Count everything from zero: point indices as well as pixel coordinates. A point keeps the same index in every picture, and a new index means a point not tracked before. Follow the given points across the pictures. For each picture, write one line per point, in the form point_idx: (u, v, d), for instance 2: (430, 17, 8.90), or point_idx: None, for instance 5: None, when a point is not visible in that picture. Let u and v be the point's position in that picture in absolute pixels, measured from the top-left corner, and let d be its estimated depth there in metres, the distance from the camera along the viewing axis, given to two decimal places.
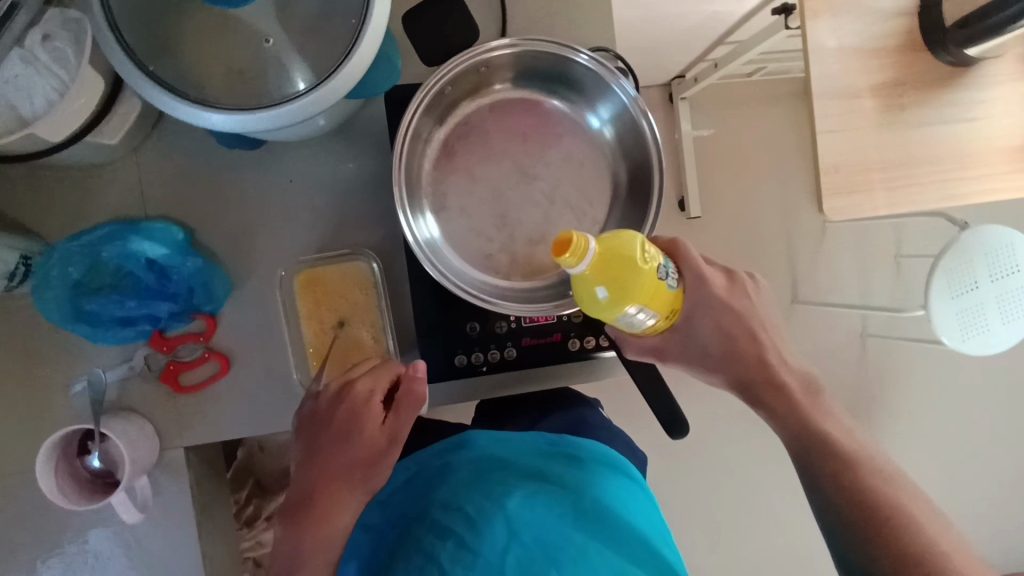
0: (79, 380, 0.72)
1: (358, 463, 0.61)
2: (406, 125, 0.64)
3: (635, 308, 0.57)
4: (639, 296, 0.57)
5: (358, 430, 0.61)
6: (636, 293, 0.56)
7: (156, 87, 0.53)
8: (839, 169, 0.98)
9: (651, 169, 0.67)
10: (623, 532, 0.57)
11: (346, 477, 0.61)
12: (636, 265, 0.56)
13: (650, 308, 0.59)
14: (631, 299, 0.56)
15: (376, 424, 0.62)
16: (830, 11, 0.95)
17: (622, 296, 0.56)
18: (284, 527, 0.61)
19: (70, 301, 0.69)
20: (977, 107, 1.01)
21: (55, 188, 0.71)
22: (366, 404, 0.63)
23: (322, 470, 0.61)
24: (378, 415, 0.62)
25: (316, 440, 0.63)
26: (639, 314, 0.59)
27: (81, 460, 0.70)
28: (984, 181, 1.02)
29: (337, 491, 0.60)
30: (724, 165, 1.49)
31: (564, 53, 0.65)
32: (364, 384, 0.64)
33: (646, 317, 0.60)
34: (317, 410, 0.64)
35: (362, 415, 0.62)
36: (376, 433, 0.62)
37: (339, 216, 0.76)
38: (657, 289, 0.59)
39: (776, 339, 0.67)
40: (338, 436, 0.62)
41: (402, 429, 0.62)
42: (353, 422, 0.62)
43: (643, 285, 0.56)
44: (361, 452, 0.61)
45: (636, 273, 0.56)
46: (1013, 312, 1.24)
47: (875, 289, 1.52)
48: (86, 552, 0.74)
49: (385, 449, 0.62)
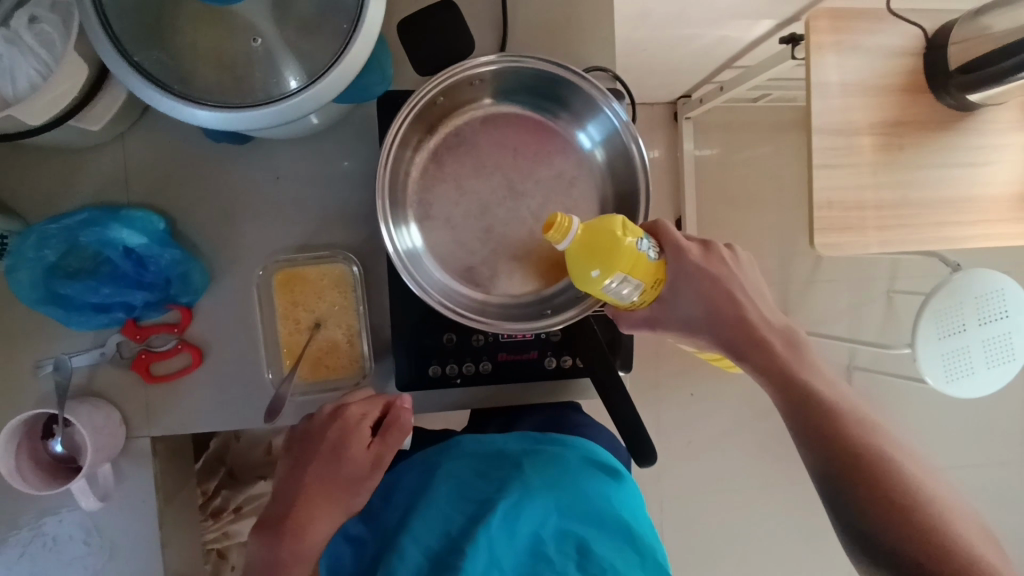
0: (48, 362, 0.72)
1: (342, 484, 0.61)
2: (393, 135, 0.64)
3: (621, 276, 0.59)
4: (623, 264, 0.58)
5: (347, 451, 0.62)
6: (621, 265, 0.58)
7: (140, 78, 0.53)
8: (833, 204, 0.98)
9: (638, 195, 0.67)
10: (602, 526, 0.62)
11: (326, 497, 0.61)
12: (615, 236, 0.58)
13: (639, 278, 0.60)
14: (615, 267, 0.58)
15: (364, 447, 0.62)
16: (835, 46, 0.95)
17: (607, 265, 0.58)
18: (259, 540, 0.60)
19: (44, 283, 0.68)
20: (979, 150, 1.00)
21: (40, 168, 0.71)
22: (357, 426, 0.63)
23: (305, 487, 0.61)
24: (366, 439, 0.63)
25: (303, 456, 0.63)
26: (629, 285, 0.60)
27: (44, 443, 0.70)
28: (978, 227, 1.02)
29: (317, 509, 0.60)
30: (723, 187, 1.49)
31: (558, 73, 0.65)
32: (356, 406, 0.64)
33: (637, 288, 0.61)
34: (309, 428, 0.64)
35: (352, 437, 0.62)
36: (362, 456, 0.62)
37: (324, 217, 0.76)
38: (645, 259, 0.60)
39: (759, 333, 0.62)
40: (326, 455, 0.62)
41: (387, 455, 0.63)
42: (342, 443, 0.62)
43: (627, 255, 0.58)
44: (346, 472, 0.61)
45: (616, 243, 0.58)
46: (998, 358, 1.24)
47: (865, 323, 1.53)
48: (45, 534, 0.73)
49: (368, 473, 0.62)
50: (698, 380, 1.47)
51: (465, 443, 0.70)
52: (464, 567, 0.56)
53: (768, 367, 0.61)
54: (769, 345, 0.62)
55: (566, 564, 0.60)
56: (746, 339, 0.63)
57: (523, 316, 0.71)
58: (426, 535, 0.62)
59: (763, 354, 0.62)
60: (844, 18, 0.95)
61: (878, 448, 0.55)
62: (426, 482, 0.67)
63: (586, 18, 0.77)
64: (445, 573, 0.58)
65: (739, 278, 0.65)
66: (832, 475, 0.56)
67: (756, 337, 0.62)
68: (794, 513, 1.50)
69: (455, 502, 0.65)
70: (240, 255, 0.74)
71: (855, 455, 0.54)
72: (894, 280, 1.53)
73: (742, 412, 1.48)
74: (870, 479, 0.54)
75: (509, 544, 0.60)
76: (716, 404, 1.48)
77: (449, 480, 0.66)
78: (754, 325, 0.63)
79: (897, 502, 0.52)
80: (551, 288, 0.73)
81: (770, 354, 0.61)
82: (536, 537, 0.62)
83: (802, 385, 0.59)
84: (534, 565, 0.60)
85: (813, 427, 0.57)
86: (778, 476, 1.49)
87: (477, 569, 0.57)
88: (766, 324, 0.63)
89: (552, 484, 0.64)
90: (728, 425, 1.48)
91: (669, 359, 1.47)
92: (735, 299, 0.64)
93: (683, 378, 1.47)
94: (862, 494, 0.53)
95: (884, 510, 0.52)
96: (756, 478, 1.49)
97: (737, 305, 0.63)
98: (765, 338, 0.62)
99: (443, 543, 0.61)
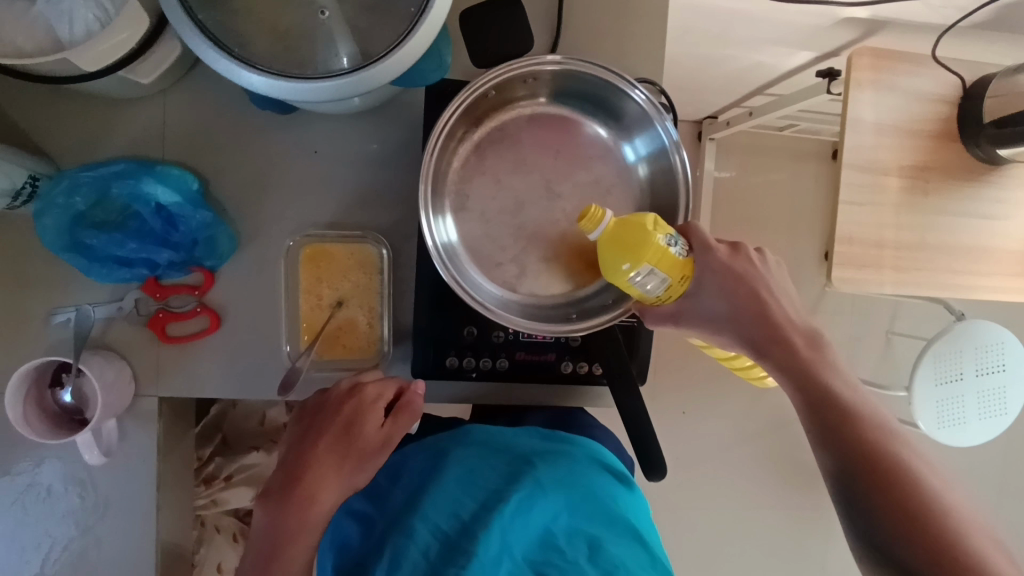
0: (65, 310, 0.71)
1: (351, 460, 0.61)
2: (443, 123, 0.64)
3: (646, 269, 0.59)
4: (650, 257, 0.59)
5: (360, 428, 0.62)
6: (647, 258, 0.59)
7: (201, 36, 0.52)
8: (854, 241, 0.99)
9: (678, 208, 0.68)
10: (612, 524, 0.63)
11: (334, 470, 0.60)
12: (645, 229, 0.59)
13: (666, 272, 0.60)
14: (641, 259, 0.59)
15: (375, 426, 0.62)
16: (874, 85, 0.96)
17: (633, 258, 0.59)
18: (265, 507, 0.59)
19: (69, 231, 0.68)
20: (1000, 204, 1.02)
21: (78, 114, 0.70)
22: (372, 405, 0.63)
23: (315, 459, 0.60)
24: (379, 418, 0.63)
25: (316, 429, 0.62)
26: (655, 279, 0.60)
27: (52, 392, 0.69)
28: (990, 279, 1.03)
29: (324, 482, 0.60)
30: (738, 211, 1.50)
31: (619, 84, 0.65)
32: (372, 386, 0.64)
33: (664, 283, 0.61)
34: (323, 402, 0.64)
35: (366, 415, 0.62)
36: (373, 435, 0.62)
37: (357, 195, 0.75)
38: (674, 256, 0.60)
39: (780, 335, 0.63)
40: (339, 430, 0.62)
41: (398, 435, 0.63)
42: (356, 420, 0.62)
43: (654, 249, 0.59)
44: (356, 449, 0.61)
45: (644, 237, 0.59)
46: (991, 409, 1.25)
47: (862, 361, 1.54)
48: (39, 484, 0.73)
49: (377, 450, 0.62)
50: (692, 398, 1.48)
51: (475, 434, 0.71)
52: (476, 551, 0.58)
53: (787, 370, 0.62)
54: (789, 345, 0.62)
55: (577, 554, 0.61)
56: (767, 341, 0.63)
57: (548, 318, 0.71)
58: (437, 517, 0.62)
59: (781, 355, 0.62)
60: (885, 58, 0.96)
61: (897, 458, 0.55)
62: (436, 466, 0.68)
63: (639, 29, 0.77)
64: (457, 558, 0.58)
65: (768, 283, 0.65)
66: (848, 481, 0.56)
67: (777, 342, 0.62)
68: (773, 542, 1.51)
69: (467, 488, 0.65)
70: (269, 224, 0.74)
71: (869, 461, 0.55)
72: (894, 321, 1.55)
73: (733, 436, 1.49)
74: (882, 489, 0.54)
75: (521, 531, 0.61)
76: (707, 425, 1.49)
77: (459, 467, 0.67)
78: (779, 332, 0.63)
79: (908, 509, 0.53)
80: (578, 292, 0.73)
81: (789, 358, 0.62)
82: (547, 528, 0.62)
83: (819, 389, 0.60)
84: (545, 554, 0.61)
85: (830, 431, 0.58)
86: (761, 502, 1.50)
87: (488, 554, 0.58)
88: (789, 324, 0.63)
89: (563, 481, 0.65)
90: (717, 447, 1.49)
91: (666, 375, 1.48)
92: (763, 312, 0.64)
93: (678, 396, 1.48)
94: (875, 501, 0.54)
95: (893, 519, 0.53)
96: (740, 502, 1.50)
97: (765, 312, 0.64)
98: (787, 338, 0.62)
99: (455, 527, 0.62)
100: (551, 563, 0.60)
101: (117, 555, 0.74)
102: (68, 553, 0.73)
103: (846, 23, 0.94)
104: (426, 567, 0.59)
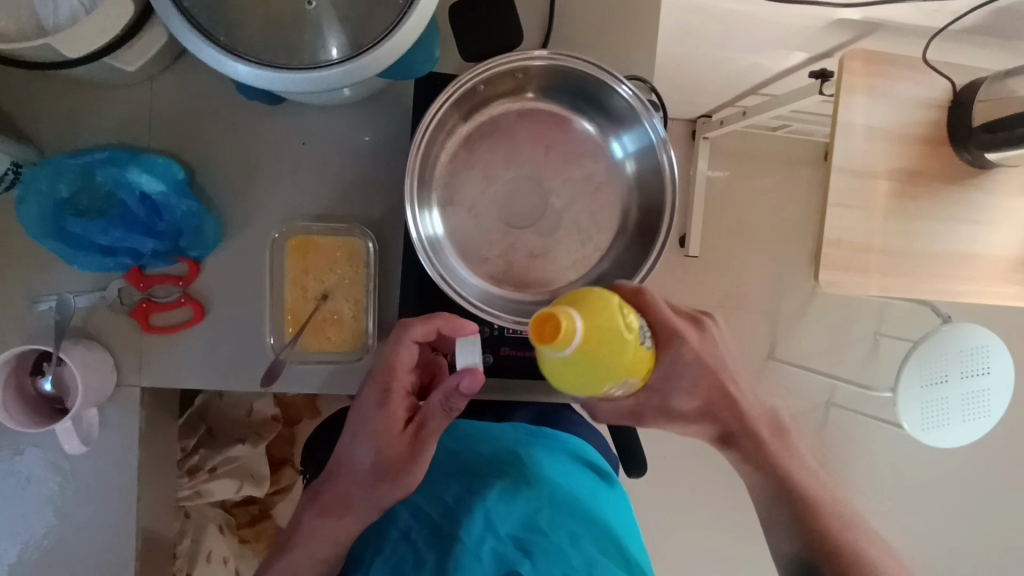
0: (47, 299, 0.70)
1: (383, 471, 0.59)
2: (431, 116, 0.64)
3: (623, 382, 0.50)
4: (627, 371, 0.49)
5: (382, 439, 0.59)
6: (625, 371, 0.49)
7: (187, 24, 0.51)
8: (841, 243, 0.99)
9: (664, 206, 0.68)
10: (592, 520, 0.62)
11: (367, 480, 0.60)
12: (619, 337, 0.48)
13: (637, 374, 0.52)
14: (621, 377, 0.49)
15: (395, 434, 0.59)
16: (866, 89, 0.96)
17: (613, 379, 0.49)
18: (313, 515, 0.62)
19: (51, 217, 0.67)
20: (987, 208, 1.02)
21: (60, 99, 0.69)
22: (387, 414, 0.59)
23: (348, 472, 0.61)
24: (399, 425, 0.59)
25: (346, 440, 0.62)
26: (626, 384, 0.52)
27: (33, 380, 0.69)
28: (975, 284, 1.03)
29: (358, 492, 0.60)
30: (730, 211, 1.50)
31: (607, 80, 0.65)
32: (377, 389, 0.59)
33: (632, 385, 0.53)
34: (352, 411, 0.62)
35: (384, 424, 0.59)
36: (398, 442, 0.59)
37: (344, 188, 0.75)
38: (642, 354, 0.51)
39: None
40: (362, 441, 0.60)
41: (426, 440, 0.58)
42: (377, 431, 0.59)
43: (630, 361, 0.49)
44: (386, 460, 0.59)
45: (623, 349, 0.48)
46: (974, 412, 1.26)
47: (848, 362, 1.55)
48: (19, 472, 0.72)
49: (409, 458, 0.59)
50: None
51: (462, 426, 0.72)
52: (460, 536, 0.59)
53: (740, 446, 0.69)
54: None
55: (560, 538, 0.60)
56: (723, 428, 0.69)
57: (533, 313, 0.71)
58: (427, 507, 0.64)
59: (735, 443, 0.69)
60: (879, 63, 0.96)
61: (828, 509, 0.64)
62: None
63: (632, 28, 0.77)
64: (442, 543, 0.61)
65: None
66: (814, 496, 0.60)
67: None
68: (758, 540, 1.52)
69: (453, 472, 0.66)
70: (254, 215, 0.73)
71: None
72: (882, 323, 1.55)
73: None
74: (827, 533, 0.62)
75: (505, 513, 0.61)
76: None
77: (445, 453, 0.68)
78: None
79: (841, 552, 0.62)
80: (563, 288, 0.73)
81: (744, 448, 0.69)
82: (529, 513, 0.62)
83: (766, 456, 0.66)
84: (529, 533, 0.60)
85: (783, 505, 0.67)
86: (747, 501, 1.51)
87: (471, 537, 0.59)
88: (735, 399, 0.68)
89: (546, 472, 0.65)
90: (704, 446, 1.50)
91: None
92: None
93: None
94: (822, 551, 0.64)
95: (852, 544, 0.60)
96: (725, 500, 1.51)
97: None
98: None
99: (440, 511, 0.64)
100: (535, 543, 0.60)
101: (96, 544, 0.74)
102: (46, 542, 0.73)
103: (840, 25, 0.94)
104: (410, 550, 0.62)
